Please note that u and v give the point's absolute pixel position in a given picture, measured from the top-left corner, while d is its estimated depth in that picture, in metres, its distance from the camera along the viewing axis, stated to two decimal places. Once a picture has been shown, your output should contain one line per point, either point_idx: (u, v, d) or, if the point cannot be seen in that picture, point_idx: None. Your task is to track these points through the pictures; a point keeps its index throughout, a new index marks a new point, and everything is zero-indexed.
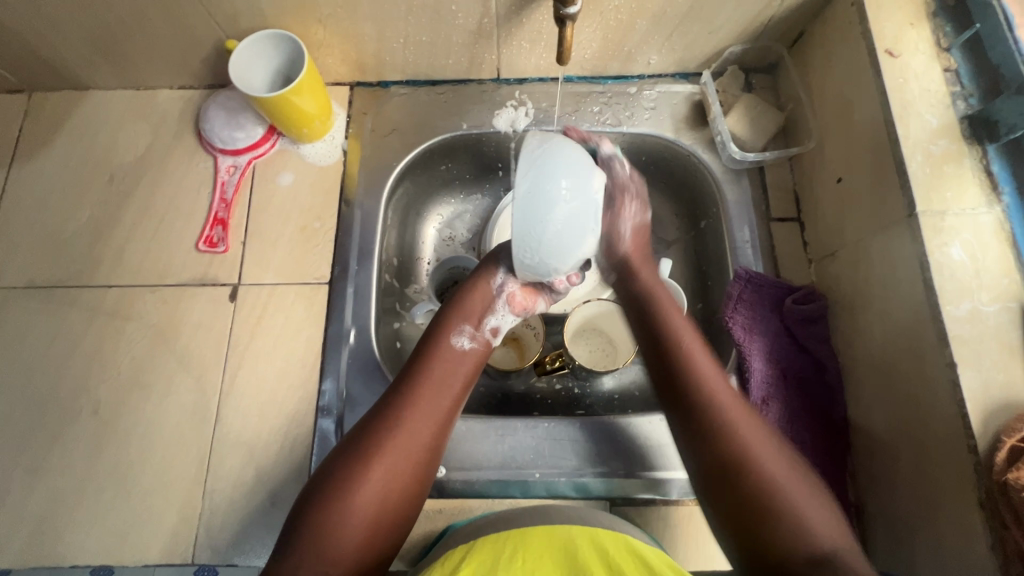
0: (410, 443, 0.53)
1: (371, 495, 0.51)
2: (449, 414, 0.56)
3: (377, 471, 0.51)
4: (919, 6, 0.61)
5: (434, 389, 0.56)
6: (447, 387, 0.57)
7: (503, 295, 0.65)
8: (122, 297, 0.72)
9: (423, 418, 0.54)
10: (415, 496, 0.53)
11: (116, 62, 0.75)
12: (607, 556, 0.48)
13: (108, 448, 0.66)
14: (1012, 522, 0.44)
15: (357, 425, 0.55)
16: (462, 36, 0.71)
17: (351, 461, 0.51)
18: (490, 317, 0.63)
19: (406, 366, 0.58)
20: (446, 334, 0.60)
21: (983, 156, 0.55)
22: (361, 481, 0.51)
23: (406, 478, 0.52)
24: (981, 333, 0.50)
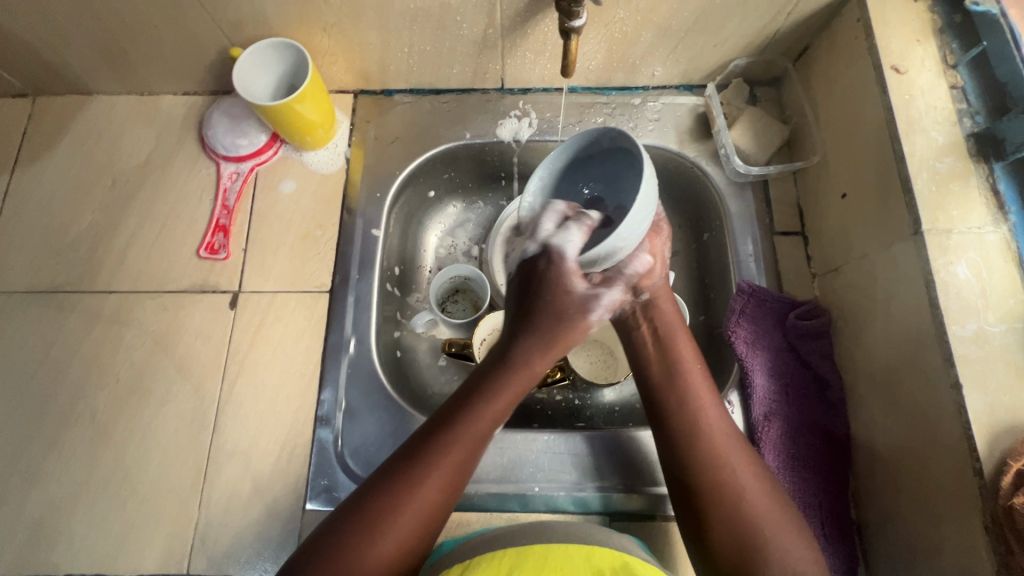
0: (431, 507, 0.52)
1: (389, 558, 0.49)
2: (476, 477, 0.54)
3: (394, 533, 0.50)
4: (925, 22, 0.61)
5: (459, 450, 0.54)
6: (473, 449, 0.55)
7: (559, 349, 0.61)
8: (121, 303, 0.71)
9: (445, 481, 0.53)
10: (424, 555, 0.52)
11: (121, 67, 0.75)
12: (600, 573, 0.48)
13: (104, 455, 0.66)
14: (1017, 549, 0.43)
15: (386, 473, 0.53)
16: (466, 46, 0.71)
17: (367, 521, 0.50)
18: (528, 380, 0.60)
19: (445, 414, 0.56)
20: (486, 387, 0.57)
21: (990, 174, 0.55)
22: (377, 544, 0.49)
23: (422, 539, 0.51)
24: (987, 354, 0.49)
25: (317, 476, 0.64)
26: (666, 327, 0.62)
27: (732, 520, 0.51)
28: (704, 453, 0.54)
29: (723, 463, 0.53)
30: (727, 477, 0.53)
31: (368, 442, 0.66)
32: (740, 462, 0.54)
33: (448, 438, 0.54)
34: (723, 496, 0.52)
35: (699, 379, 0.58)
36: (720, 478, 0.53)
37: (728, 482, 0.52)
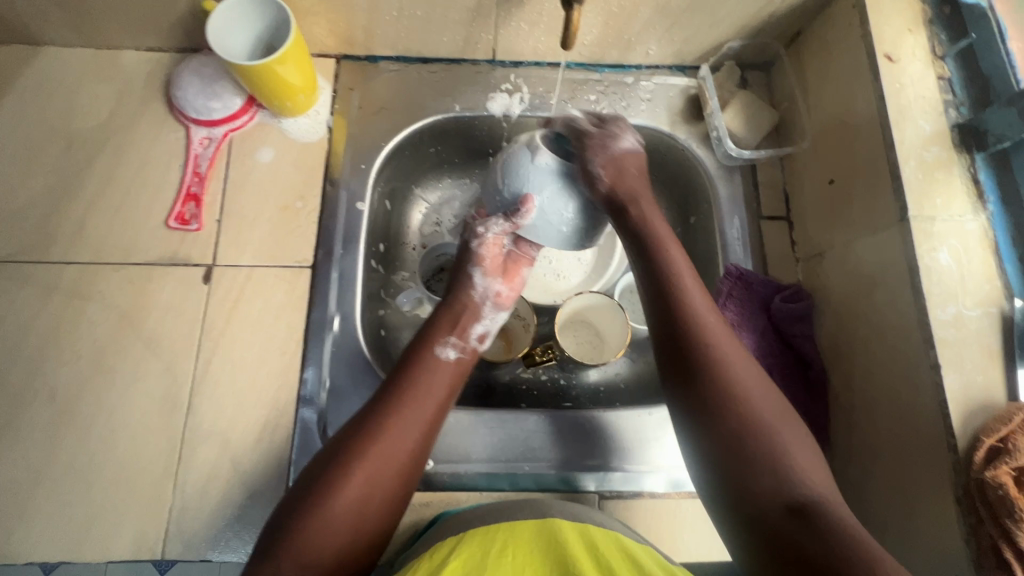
0: (396, 450, 0.51)
1: (358, 504, 0.48)
2: (434, 422, 0.54)
3: (358, 476, 0.49)
4: (917, 13, 0.62)
5: (420, 392, 0.54)
6: (435, 391, 0.55)
7: (488, 299, 0.64)
8: (82, 275, 0.66)
9: (410, 423, 0.52)
10: (396, 503, 0.51)
11: (77, 17, 0.68)
12: (592, 547, 0.48)
13: (67, 437, 0.61)
14: (987, 518, 0.46)
15: (344, 429, 0.52)
16: (460, 12, 0.68)
17: (340, 460, 0.49)
18: (475, 325, 0.62)
19: (394, 373, 0.56)
20: (427, 344, 0.58)
21: (972, 164, 0.57)
22: (343, 490, 0.48)
23: (392, 485, 0.50)
24: (964, 337, 0.52)
25: (301, 456, 0.62)
26: (649, 213, 0.61)
27: (723, 398, 0.49)
28: (699, 357, 0.51)
29: (705, 345, 0.51)
30: (719, 360, 0.50)
31: None
32: (741, 366, 0.50)
33: (409, 385, 0.54)
34: (711, 371, 0.50)
35: (696, 294, 0.55)
36: (719, 372, 0.50)
37: (724, 375, 0.50)
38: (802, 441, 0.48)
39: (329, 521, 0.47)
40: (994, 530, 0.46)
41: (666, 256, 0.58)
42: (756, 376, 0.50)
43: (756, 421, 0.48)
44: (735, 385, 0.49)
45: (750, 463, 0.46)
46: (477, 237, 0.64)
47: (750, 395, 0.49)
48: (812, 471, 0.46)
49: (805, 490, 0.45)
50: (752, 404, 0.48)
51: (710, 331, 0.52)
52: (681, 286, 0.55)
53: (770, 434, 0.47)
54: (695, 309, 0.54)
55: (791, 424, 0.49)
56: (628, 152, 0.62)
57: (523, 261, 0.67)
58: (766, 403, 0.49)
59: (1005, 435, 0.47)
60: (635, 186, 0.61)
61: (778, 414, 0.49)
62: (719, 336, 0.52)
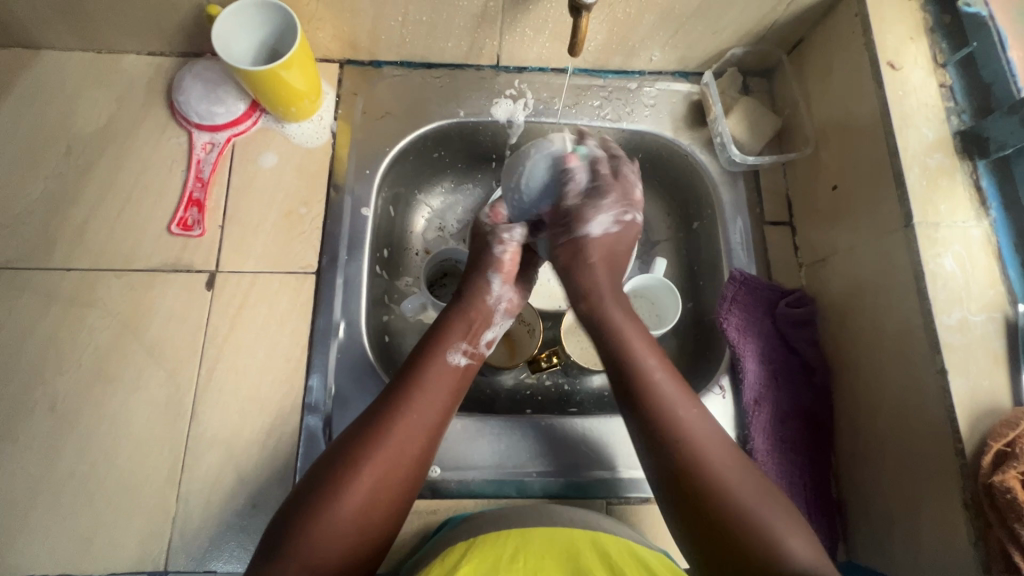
0: (403, 450, 0.50)
1: (364, 506, 0.48)
2: (437, 429, 0.53)
3: (361, 485, 0.48)
4: (919, 21, 0.63)
5: (426, 399, 0.53)
6: (442, 391, 0.54)
7: (500, 305, 0.63)
8: (82, 281, 0.65)
9: (413, 431, 0.51)
10: (398, 511, 0.50)
11: (78, 21, 0.67)
12: (607, 557, 0.47)
13: (67, 446, 0.60)
14: (995, 523, 0.47)
15: (346, 433, 0.52)
16: (465, 18, 0.68)
17: (343, 467, 0.49)
18: (486, 332, 0.61)
19: (398, 377, 0.55)
20: (435, 348, 0.57)
21: (974, 171, 0.58)
22: (346, 500, 0.47)
23: (399, 487, 0.50)
24: (970, 341, 0.52)
25: (306, 464, 0.62)
26: (600, 286, 0.60)
27: (699, 483, 0.49)
28: (667, 432, 0.51)
29: (665, 414, 0.52)
30: (688, 453, 0.50)
31: None
32: (703, 432, 0.51)
33: (416, 389, 0.53)
34: (696, 494, 0.49)
35: (636, 337, 0.56)
36: (690, 453, 0.50)
37: (700, 466, 0.50)
38: (776, 506, 0.49)
39: (335, 523, 0.46)
40: (1002, 533, 0.46)
41: (607, 314, 0.58)
42: (717, 437, 0.52)
43: (721, 490, 0.48)
44: (711, 472, 0.49)
45: (739, 574, 0.46)
46: (501, 243, 0.63)
47: (723, 479, 0.49)
48: (802, 549, 0.46)
49: (796, 563, 0.45)
50: (725, 478, 0.49)
51: (664, 399, 0.53)
52: (642, 365, 0.54)
53: (746, 526, 0.47)
54: (643, 372, 0.54)
55: (765, 500, 0.49)
56: (601, 242, 0.62)
57: (529, 268, 0.67)
58: (730, 474, 0.49)
59: (1012, 440, 0.47)
60: (570, 255, 0.62)
61: (755, 496, 0.49)
62: (674, 401, 0.53)
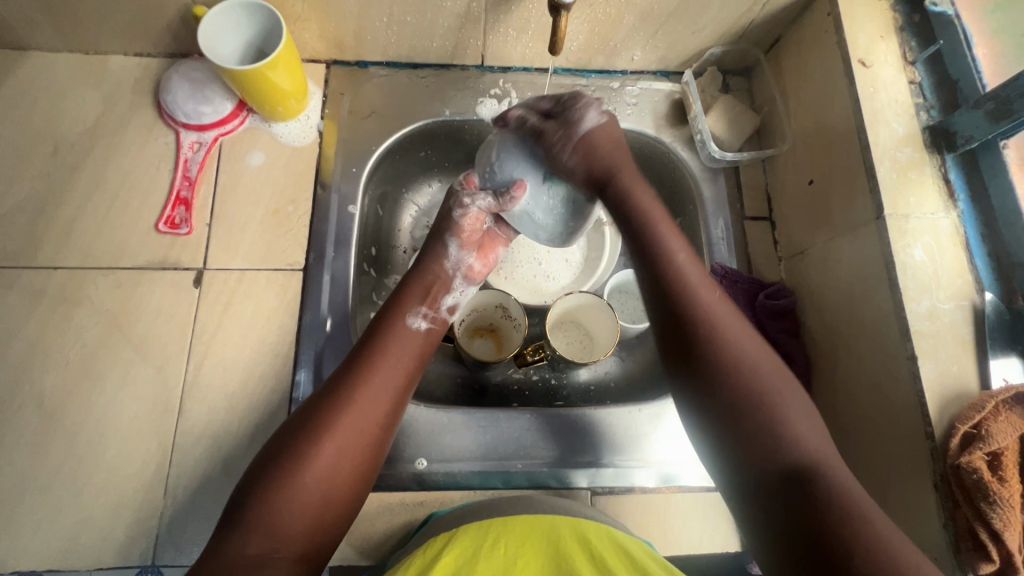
0: (366, 418, 0.51)
1: (330, 472, 0.49)
2: (403, 393, 0.55)
3: (328, 447, 0.49)
4: (888, 20, 0.65)
5: (388, 363, 0.55)
6: (404, 361, 0.56)
7: (459, 270, 0.66)
8: (69, 280, 0.66)
9: (378, 395, 0.53)
10: (366, 472, 0.51)
11: (65, 23, 0.68)
12: (591, 551, 0.47)
13: (55, 443, 0.61)
14: (962, 502, 0.49)
15: (310, 400, 0.53)
16: (449, 18, 0.69)
17: (309, 431, 0.49)
18: (445, 296, 0.64)
19: (361, 344, 0.57)
20: (395, 314, 0.59)
21: (942, 164, 0.60)
22: (312, 464, 0.48)
23: (361, 457, 0.51)
24: (939, 329, 0.54)
25: None
26: (631, 185, 0.62)
27: (707, 350, 0.52)
28: (694, 314, 0.53)
29: (687, 293, 0.54)
30: (704, 321, 0.53)
31: None
32: (732, 325, 0.53)
33: (379, 354, 0.55)
34: (700, 341, 0.52)
35: (674, 240, 0.58)
36: (708, 328, 0.52)
37: (707, 328, 0.52)
38: (795, 397, 0.50)
39: (300, 489, 0.47)
40: (969, 513, 0.48)
41: (636, 202, 0.61)
42: (747, 334, 0.53)
43: (733, 360, 0.51)
44: (721, 334, 0.52)
45: (744, 422, 0.49)
46: (462, 208, 0.65)
47: (738, 348, 0.51)
48: (810, 436, 0.48)
49: (799, 447, 0.47)
50: (750, 368, 0.50)
51: (686, 279, 0.55)
52: (669, 253, 0.57)
53: (755, 391, 0.49)
54: (682, 275, 0.56)
55: (788, 390, 0.50)
56: (602, 131, 0.63)
57: (499, 238, 0.70)
58: (750, 350, 0.52)
59: (978, 422, 0.49)
60: (613, 157, 0.62)
61: (773, 381, 0.50)
62: (703, 294, 0.55)
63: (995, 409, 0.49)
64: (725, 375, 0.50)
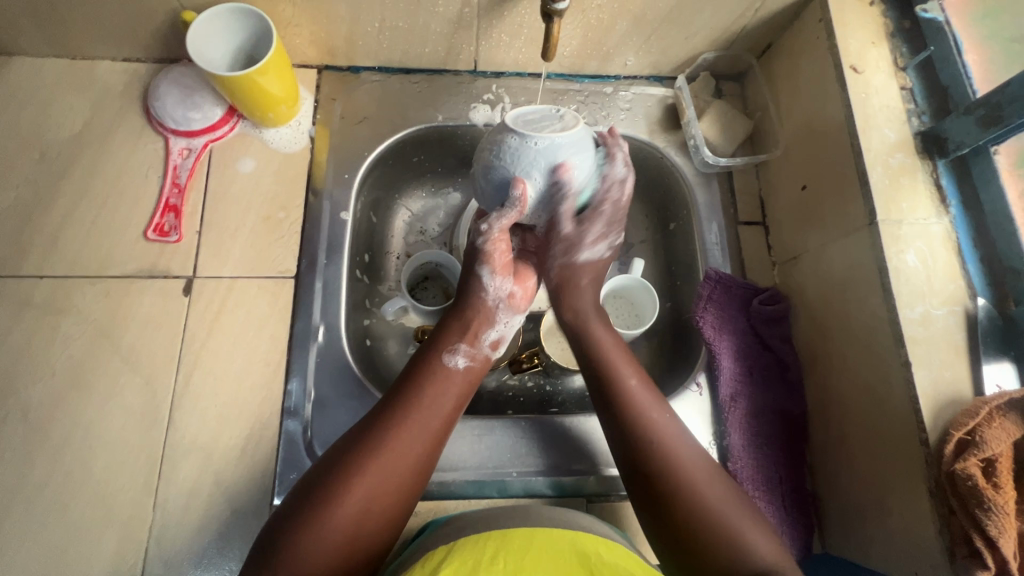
0: (402, 458, 0.51)
1: (363, 512, 0.48)
2: (439, 435, 0.54)
3: (360, 488, 0.49)
4: (879, 26, 0.65)
5: (427, 405, 0.54)
6: (443, 402, 0.55)
7: (501, 302, 0.63)
8: (56, 288, 0.65)
9: (414, 437, 0.52)
10: (398, 514, 0.50)
11: (51, 28, 0.67)
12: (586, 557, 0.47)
13: (41, 456, 0.59)
14: (957, 508, 0.48)
15: (347, 437, 0.52)
16: (441, 24, 0.69)
17: (342, 471, 0.49)
18: (489, 331, 0.62)
19: (401, 381, 0.56)
20: (436, 351, 0.58)
21: (934, 170, 0.60)
22: (342, 506, 0.48)
23: (395, 499, 0.50)
24: (932, 335, 0.54)
25: (286, 468, 0.61)
26: (586, 314, 0.63)
27: (665, 485, 0.52)
28: (648, 445, 0.54)
29: (631, 407, 0.56)
30: (656, 451, 0.53)
31: (340, 433, 0.64)
32: (680, 446, 0.54)
33: (416, 395, 0.54)
34: (658, 486, 0.52)
35: (622, 360, 0.59)
36: (675, 446, 0.54)
37: (662, 458, 0.53)
38: (746, 516, 0.51)
39: (331, 530, 0.47)
40: (965, 520, 0.48)
41: (591, 334, 0.62)
42: (697, 454, 0.54)
43: (684, 485, 0.51)
44: (677, 455, 0.53)
45: (699, 569, 0.49)
46: (483, 236, 0.60)
47: (689, 475, 0.52)
48: (767, 550, 0.49)
49: (755, 560, 0.48)
50: (700, 497, 0.51)
51: (638, 404, 0.56)
52: (621, 385, 0.57)
53: (703, 527, 0.49)
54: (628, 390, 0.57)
55: (738, 509, 0.51)
56: (588, 265, 0.66)
57: (529, 262, 0.67)
58: (699, 476, 0.52)
59: (973, 428, 0.49)
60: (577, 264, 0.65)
61: (726, 504, 0.51)
62: (648, 408, 0.56)
63: (989, 415, 0.49)
64: (684, 485, 0.51)
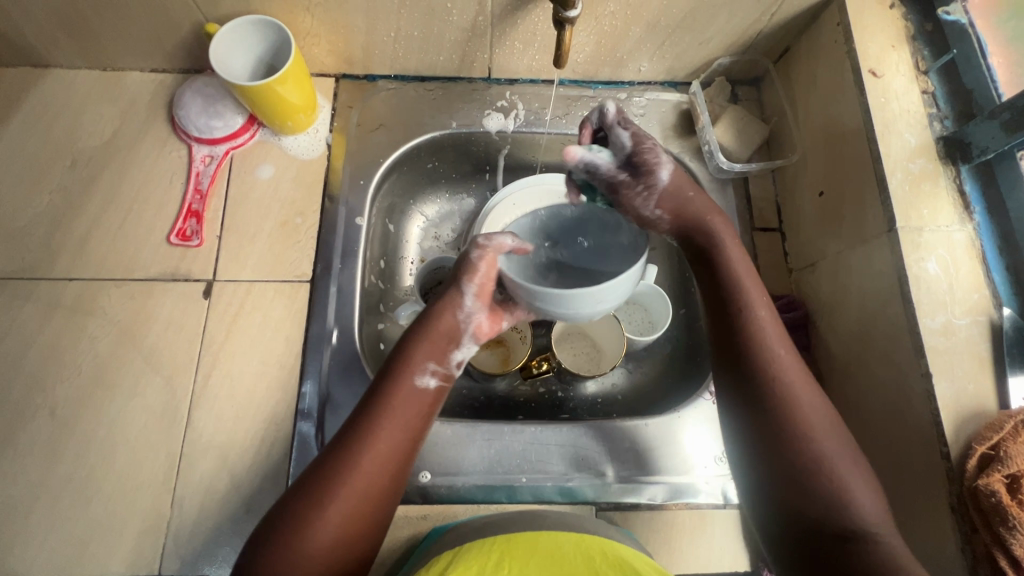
0: (372, 486, 0.50)
1: (335, 539, 0.47)
2: (406, 451, 0.52)
3: (330, 518, 0.47)
4: (900, 29, 0.64)
5: (392, 424, 0.52)
6: (405, 425, 0.52)
7: (469, 325, 0.58)
8: (84, 291, 0.67)
9: (380, 461, 0.50)
10: (373, 531, 0.50)
11: (84, 41, 0.70)
12: None
13: (66, 452, 0.62)
14: (981, 526, 0.47)
15: (315, 459, 0.51)
16: (456, 33, 0.69)
17: (310, 500, 0.48)
18: (455, 350, 0.57)
19: (366, 399, 0.53)
20: (402, 371, 0.54)
21: (957, 176, 0.58)
22: (315, 532, 0.47)
23: (365, 521, 0.49)
24: (954, 345, 0.53)
25: (299, 470, 0.62)
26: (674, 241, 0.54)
27: (774, 419, 0.50)
28: (770, 395, 0.50)
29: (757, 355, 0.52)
30: (783, 398, 0.50)
31: None
32: (804, 391, 0.50)
33: (382, 414, 0.52)
34: (772, 411, 0.50)
35: (753, 284, 0.54)
36: (780, 395, 0.50)
37: (784, 396, 0.50)
38: (855, 472, 0.49)
39: (304, 560, 0.46)
40: (988, 537, 0.46)
41: (721, 245, 0.56)
42: (797, 369, 0.51)
43: (803, 431, 0.49)
44: (789, 393, 0.50)
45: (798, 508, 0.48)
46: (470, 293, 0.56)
47: (804, 419, 0.49)
48: (871, 504, 0.47)
49: (862, 519, 0.46)
50: (814, 447, 0.48)
51: (765, 345, 0.52)
52: (749, 319, 0.53)
53: (813, 478, 0.48)
54: (769, 348, 0.52)
55: (848, 460, 0.49)
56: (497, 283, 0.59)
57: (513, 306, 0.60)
58: (812, 415, 0.50)
59: (996, 443, 0.48)
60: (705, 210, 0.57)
61: (836, 453, 0.48)
62: (782, 363, 0.51)
63: (1015, 430, 0.47)
64: (794, 443, 0.49)
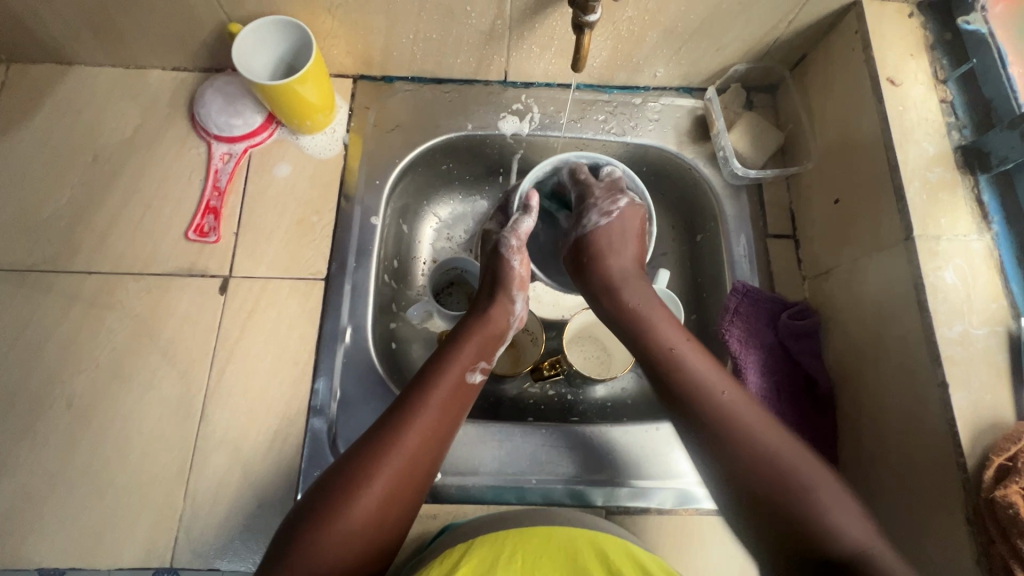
0: (412, 474, 0.51)
1: (375, 514, 0.49)
2: (449, 433, 0.55)
3: (376, 490, 0.49)
4: (918, 38, 0.64)
5: (440, 407, 0.55)
6: (452, 412, 0.55)
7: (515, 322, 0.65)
8: (103, 284, 0.68)
9: (428, 442, 0.53)
10: (411, 509, 0.52)
11: (110, 39, 0.71)
12: None
13: (82, 442, 0.62)
14: (997, 537, 0.46)
15: (361, 437, 0.53)
16: (474, 36, 0.70)
17: (357, 472, 0.49)
18: (498, 347, 0.63)
19: (412, 384, 0.56)
20: (452, 362, 0.58)
21: (975, 185, 0.58)
22: (356, 504, 0.48)
23: (407, 497, 0.51)
24: (971, 355, 0.52)
25: (311, 466, 0.63)
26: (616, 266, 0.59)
27: (721, 431, 0.53)
28: (709, 411, 0.54)
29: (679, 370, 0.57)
30: (726, 416, 0.53)
31: None
32: (742, 407, 0.54)
33: (429, 396, 0.55)
34: (722, 427, 0.53)
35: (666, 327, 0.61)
36: (719, 413, 0.53)
37: (721, 414, 0.53)
38: (823, 482, 0.50)
39: (344, 531, 0.47)
40: (1005, 549, 0.46)
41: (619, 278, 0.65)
42: (719, 381, 0.56)
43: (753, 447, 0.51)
44: (721, 406, 0.54)
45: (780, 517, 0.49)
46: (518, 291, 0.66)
47: (748, 431, 0.52)
48: (847, 518, 0.48)
49: (834, 530, 0.48)
50: (770, 455, 0.51)
51: (689, 375, 0.56)
52: (661, 344, 0.59)
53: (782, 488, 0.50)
54: (696, 371, 0.57)
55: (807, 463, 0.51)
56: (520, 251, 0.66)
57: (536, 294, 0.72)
58: (755, 424, 0.53)
59: (1014, 454, 0.47)
60: (602, 244, 0.67)
61: (791, 456, 0.51)
62: (708, 380, 0.56)
63: None
64: (750, 458, 0.51)
